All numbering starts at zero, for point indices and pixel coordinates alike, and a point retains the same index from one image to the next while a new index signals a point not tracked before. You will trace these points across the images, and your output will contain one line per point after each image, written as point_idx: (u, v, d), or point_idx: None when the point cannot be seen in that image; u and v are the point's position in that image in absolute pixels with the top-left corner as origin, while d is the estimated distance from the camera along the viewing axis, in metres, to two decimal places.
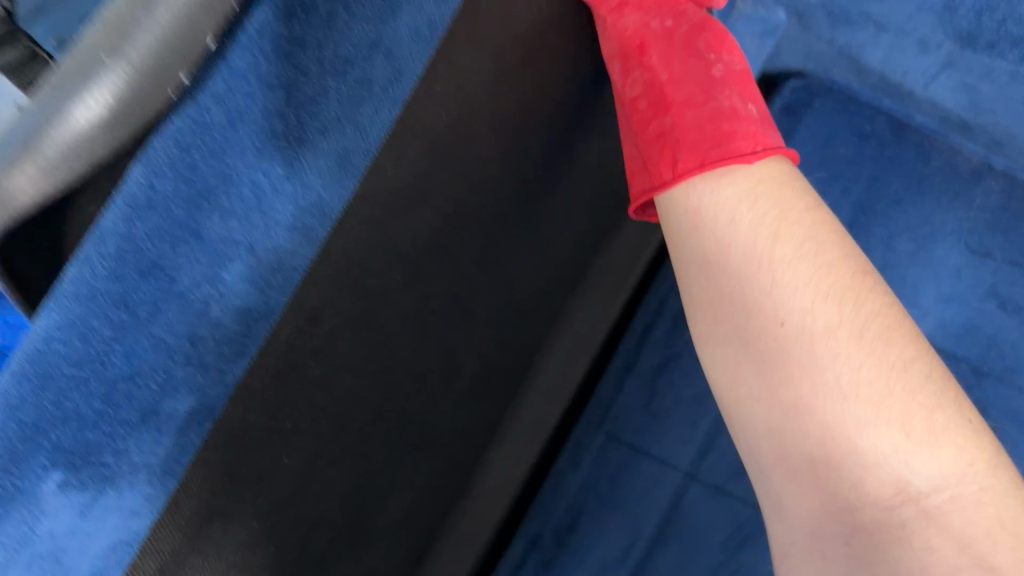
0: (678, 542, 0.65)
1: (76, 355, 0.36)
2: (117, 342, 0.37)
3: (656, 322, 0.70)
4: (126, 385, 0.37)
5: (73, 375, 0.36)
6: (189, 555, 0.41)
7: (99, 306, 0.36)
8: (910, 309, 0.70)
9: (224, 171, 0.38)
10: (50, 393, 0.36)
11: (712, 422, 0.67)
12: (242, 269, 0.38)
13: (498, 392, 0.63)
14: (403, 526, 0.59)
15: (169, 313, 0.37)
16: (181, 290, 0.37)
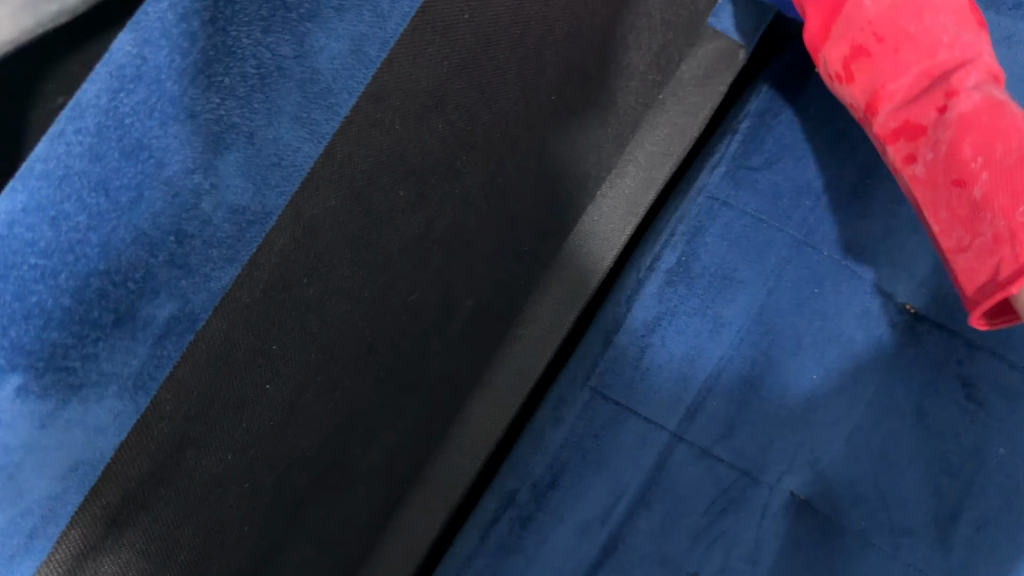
0: (661, 504, 0.63)
1: (43, 242, 0.31)
2: (93, 231, 0.31)
3: (656, 264, 0.66)
4: (99, 279, 0.32)
5: (39, 265, 0.31)
6: (156, 488, 0.38)
7: (74, 189, 0.31)
8: (909, 276, 0.66)
9: (222, 42, 0.33)
10: (11, 284, 0.31)
11: (703, 382, 0.64)
12: (242, 158, 0.34)
13: (487, 341, 0.60)
14: (384, 473, 0.57)
15: (153, 201, 0.32)
16: (167, 176, 0.32)
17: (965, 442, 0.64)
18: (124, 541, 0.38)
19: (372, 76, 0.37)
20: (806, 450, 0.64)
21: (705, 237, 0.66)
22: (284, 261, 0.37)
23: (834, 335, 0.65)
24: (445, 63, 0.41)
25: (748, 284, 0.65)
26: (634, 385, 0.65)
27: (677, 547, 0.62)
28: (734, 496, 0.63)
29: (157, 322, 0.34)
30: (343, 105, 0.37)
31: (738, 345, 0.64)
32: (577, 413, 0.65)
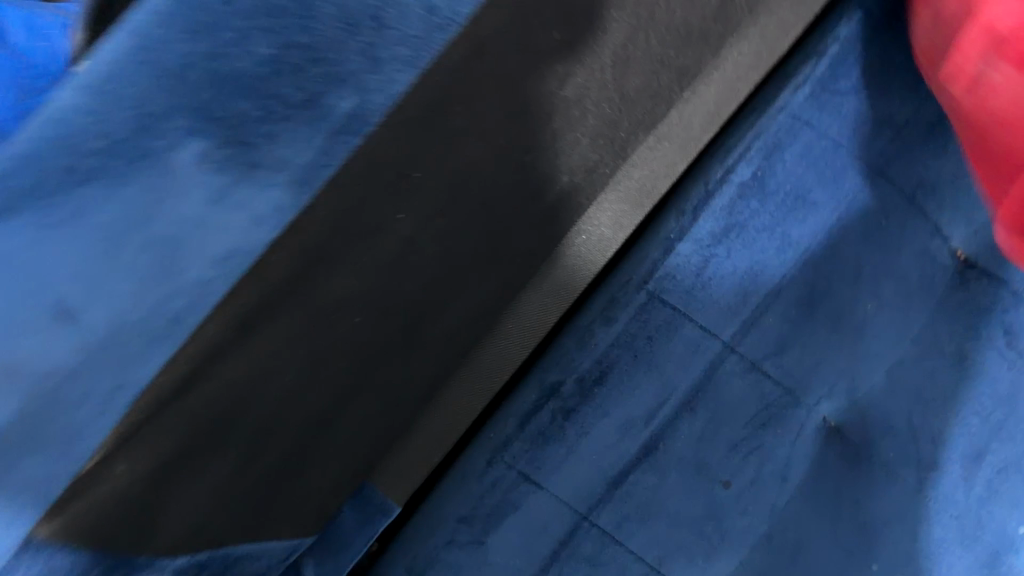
0: (706, 411, 0.63)
1: (213, 114, 0.30)
2: (291, 117, 0.32)
3: (735, 169, 0.66)
4: (278, 81, 0.31)
5: (233, 140, 0.31)
6: (284, 300, 0.37)
7: (209, 59, 0.29)
8: (962, 223, 0.66)
9: None
10: (200, 124, 0.30)
11: (761, 299, 0.64)
12: (421, 9, 0.33)
13: (565, 224, 0.60)
14: (457, 335, 0.56)
15: (336, 75, 0.32)
16: (326, 70, 0.32)
17: (997, 389, 0.65)
18: (249, 342, 0.37)
19: None
20: (851, 377, 0.65)
21: (783, 155, 0.66)
22: (448, 84, 0.37)
23: (894, 270, 0.64)
24: None
25: (820, 207, 0.65)
26: (696, 291, 0.64)
27: (715, 454, 0.63)
28: (774, 413, 0.64)
29: (341, 111, 0.33)
30: None
31: (800, 267, 0.65)
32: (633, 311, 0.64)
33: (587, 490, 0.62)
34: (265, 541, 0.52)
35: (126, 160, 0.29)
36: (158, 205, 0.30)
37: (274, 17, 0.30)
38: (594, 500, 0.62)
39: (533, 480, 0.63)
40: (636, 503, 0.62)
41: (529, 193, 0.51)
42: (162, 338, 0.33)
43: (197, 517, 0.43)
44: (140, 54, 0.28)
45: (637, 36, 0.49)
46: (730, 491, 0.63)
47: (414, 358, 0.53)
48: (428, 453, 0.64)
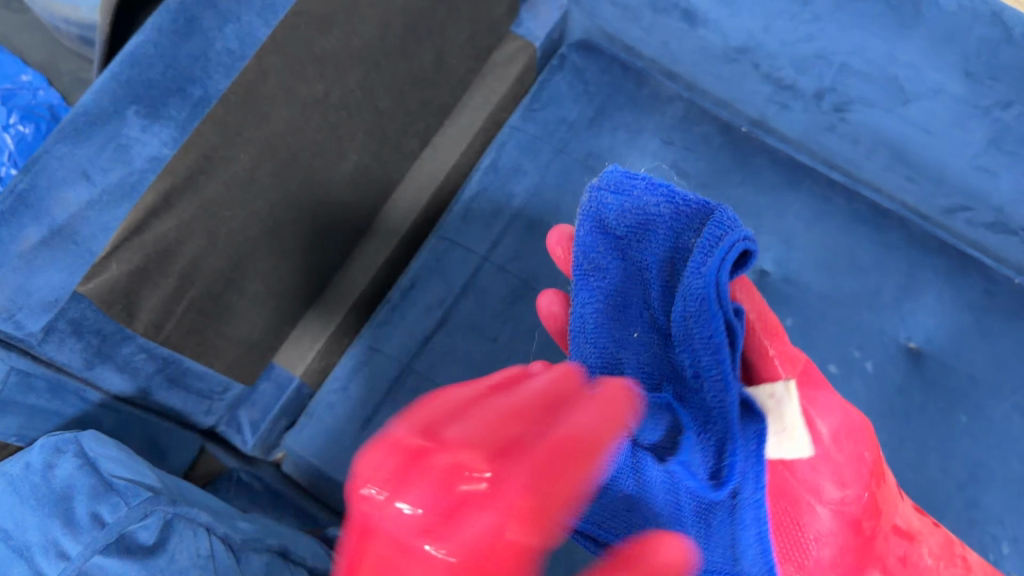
0: (474, 297, 1.05)
1: (142, 98, 0.76)
2: (173, 96, 0.77)
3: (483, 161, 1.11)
4: (168, 85, 0.77)
5: (151, 108, 0.76)
6: (183, 190, 0.80)
7: (142, 78, 0.76)
8: (626, 175, 1.10)
9: (201, 29, 0.77)
10: (142, 103, 0.76)
11: (501, 228, 1.08)
12: (227, 53, 0.79)
13: (373, 192, 1.03)
14: (309, 255, 0.98)
15: (192, 83, 0.78)
16: (187, 79, 0.78)
17: None
18: (172, 212, 0.81)
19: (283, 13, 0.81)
20: (565, 267, 1.05)
21: (506, 147, 1.11)
22: (249, 87, 0.81)
23: (579, 204, 1.08)
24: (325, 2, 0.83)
25: (529, 172, 1.10)
26: (465, 228, 1.08)
27: (485, 321, 1.04)
28: (519, 295, 1.05)
29: (193, 98, 0.78)
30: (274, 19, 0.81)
31: (522, 208, 1.08)
32: (430, 247, 1.08)
33: (406, 349, 1.03)
34: (203, 365, 0.92)
35: (106, 116, 0.75)
36: (121, 132, 0.75)
37: (166, 59, 0.76)
38: (413, 354, 1.03)
39: (376, 348, 1.04)
40: (438, 352, 1.03)
41: (331, 162, 0.94)
42: (125, 197, 0.77)
43: (155, 319, 0.84)
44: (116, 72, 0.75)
45: (374, 74, 0.94)
46: (498, 343, 1.03)
47: (281, 261, 0.95)
48: (310, 342, 1.03)
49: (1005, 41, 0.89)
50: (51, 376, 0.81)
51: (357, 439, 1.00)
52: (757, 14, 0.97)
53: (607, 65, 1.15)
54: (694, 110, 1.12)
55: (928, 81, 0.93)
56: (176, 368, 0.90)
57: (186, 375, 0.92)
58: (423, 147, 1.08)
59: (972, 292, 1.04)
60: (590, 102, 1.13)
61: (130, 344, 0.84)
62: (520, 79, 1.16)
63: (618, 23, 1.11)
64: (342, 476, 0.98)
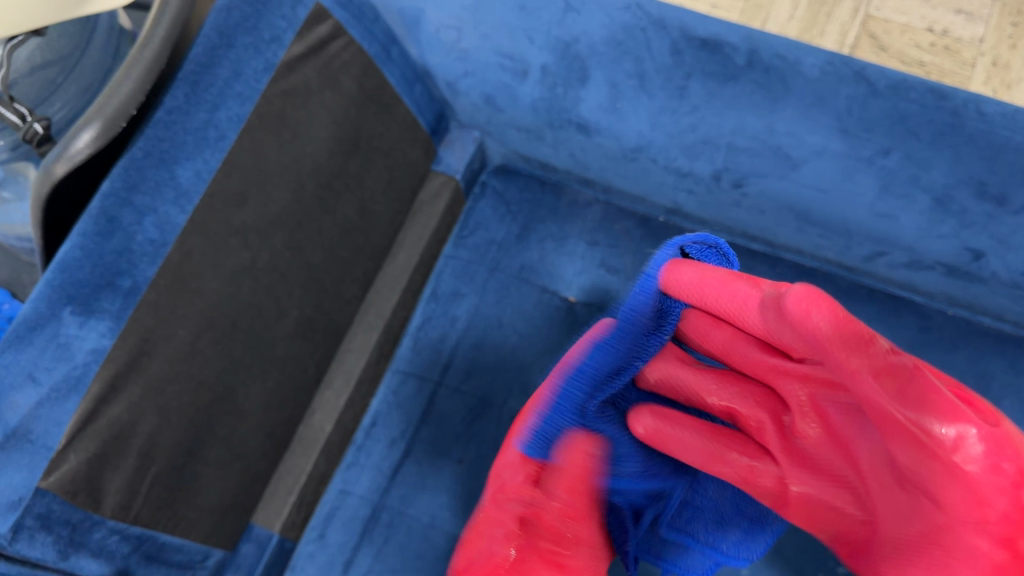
0: (435, 422, 1.09)
1: (74, 298, 0.81)
2: (105, 292, 0.83)
3: (426, 293, 1.18)
4: (101, 283, 0.83)
5: (84, 306, 0.82)
6: (129, 372, 0.86)
7: (77, 281, 0.81)
8: (561, 280, 1.16)
9: (124, 229, 0.84)
10: (78, 303, 0.81)
11: (449, 353, 1.13)
12: (149, 244, 0.86)
13: (321, 342, 1.10)
14: (265, 411, 1.03)
15: (122, 276, 0.84)
16: (116, 274, 0.84)
17: None
18: (121, 395, 0.86)
19: (197, 198, 0.89)
20: (515, 379, 1.10)
21: (444, 275, 1.19)
22: (175, 269, 0.88)
23: (520, 314, 1.14)
24: (235, 181, 0.93)
25: (469, 295, 1.16)
26: (416, 358, 1.14)
27: (449, 444, 1.08)
28: (477, 413, 1.09)
29: (124, 287, 0.85)
30: (191, 205, 0.89)
31: (467, 329, 1.14)
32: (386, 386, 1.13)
33: (377, 485, 1.07)
34: (179, 538, 0.96)
35: (45, 320, 0.80)
36: (62, 332, 0.81)
37: (97, 260, 0.82)
38: (383, 489, 1.07)
39: (350, 493, 1.07)
40: (408, 480, 1.07)
41: (271, 321, 1.01)
42: (72, 390, 0.82)
43: (120, 499, 0.88)
44: (53, 272, 0.80)
45: (299, 234, 1.02)
46: (462, 464, 1.06)
47: (240, 421, 1.00)
48: (286, 496, 1.07)
49: (870, 94, 0.95)
50: (28, 571, 0.82)
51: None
52: (642, 116, 1.04)
53: (525, 184, 1.24)
54: (613, 210, 1.20)
55: (810, 145, 0.98)
56: (152, 545, 0.93)
57: (163, 551, 0.94)
58: (362, 292, 1.15)
59: (907, 331, 1.10)
60: (514, 220, 1.20)
61: (101, 528, 0.88)
62: (450, 210, 1.24)
63: (526, 145, 1.19)
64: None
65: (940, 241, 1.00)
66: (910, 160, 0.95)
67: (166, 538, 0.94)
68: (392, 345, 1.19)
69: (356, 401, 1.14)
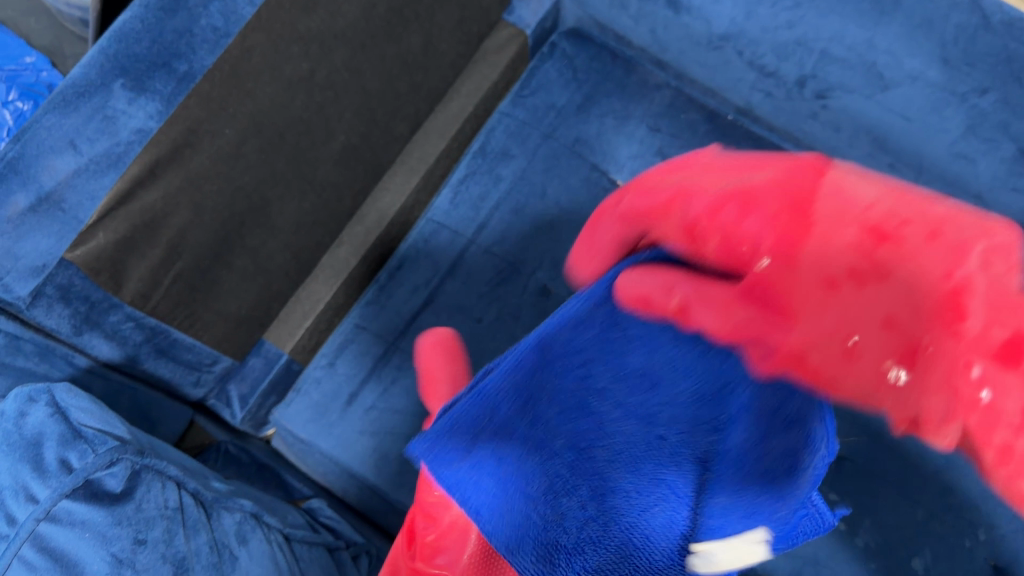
0: (459, 278, 1.08)
1: (127, 72, 0.79)
2: (159, 70, 0.80)
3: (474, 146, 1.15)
4: (157, 62, 0.80)
5: (135, 81, 0.79)
6: (170, 160, 0.82)
7: (133, 55, 0.79)
8: (613, 161, 1.12)
9: (188, 11, 0.81)
10: (130, 77, 0.79)
11: (487, 212, 1.10)
12: (211, 31, 0.82)
13: (360, 175, 1.06)
14: (294, 231, 1.00)
15: (179, 60, 0.81)
16: (173, 55, 0.81)
17: None
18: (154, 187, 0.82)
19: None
20: (550, 251, 1.08)
21: (495, 133, 1.15)
22: (233, 64, 0.84)
23: (565, 186, 1.10)
24: None
25: (516, 157, 1.13)
26: (454, 211, 1.11)
27: (471, 302, 1.07)
28: (504, 278, 1.07)
29: (180, 70, 0.81)
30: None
31: (509, 190, 1.11)
32: (414, 233, 1.11)
33: (393, 327, 1.06)
34: (191, 339, 0.95)
35: (92, 87, 0.78)
36: (108, 103, 0.78)
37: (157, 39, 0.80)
38: (398, 333, 1.06)
39: (364, 331, 1.07)
40: (424, 329, 1.06)
41: (317, 140, 0.97)
42: (111, 166, 0.79)
43: (141, 286, 0.86)
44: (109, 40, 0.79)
45: (360, 55, 0.97)
46: (482, 324, 1.05)
47: (269, 235, 0.97)
48: (301, 321, 1.06)
49: (982, 27, 0.89)
50: (40, 340, 0.83)
51: (341, 419, 1.03)
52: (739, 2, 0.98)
53: (596, 53, 1.17)
54: (681, 98, 1.14)
55: (906, 69, 0.93)
56: (163, 340, 0.92)
57: (173, 348, 0.94)
58: (409, 133, 1.11)
59: None
60: (578, 89, 1.15)
61: (117, 312, 0.86)
62: (513, 64, 1.18)
63: (607, 11, 1.13)
64: (328, 453, 1.02)
65: (1012, 195, 0.95)
66: (1006, 105, 0.89)
67: (178, 336, 0.93)
68: (430, 193, 1.16)
69: (386, 242, 1.12)
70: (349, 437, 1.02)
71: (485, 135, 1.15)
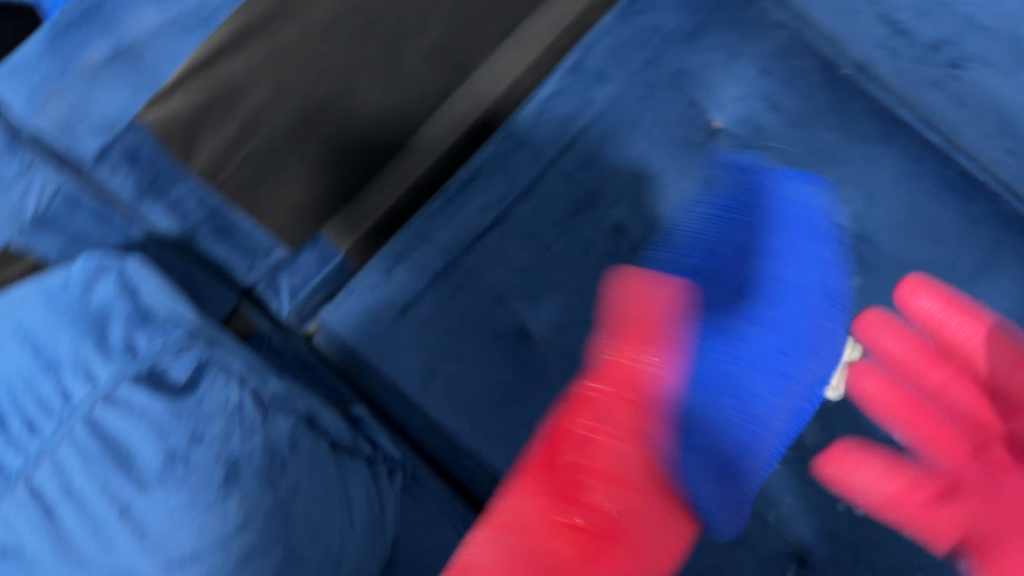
0: (533, 201, 1.02)
1: None
2: None
3: (567, 60, 1.07)
4: None
5: None
6: (259, 29, 0.75)
7: None
8: (714, 101, 1.05)
9: None
10: None
11: (572, 135, 1.04)
12: None
13: (447, 76, 0.99)
14: (371, 126, 0.94)
15: None
16: None
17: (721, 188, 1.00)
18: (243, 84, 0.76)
19: None
20: (632, 188, 1.02)
21: (592, 49, 1.07)
22: None
23: (659, 121, 1.03)
24: None
25: (612, 80, 1.05)
26: (538, 129, 1.05)
27: (542, 228, 1.01)
28: (581, 208, 1.01)
29: None
30: None
31: (599, 115, 1.04)
32: (488, 146, 1.06)
33: (458, 242, 1.01)
34: (252, 224, 0.89)
35: None
36: None
37: None
38: (463, 249, 1.01)
39: (427, 241, 1.02)
40: (489, 249, 1.01)
41: (410, 31, 0.90)
42: (199, 26, 0.72)
43: (213, 167, 0.81)
44: None
45: None
46: (550, 253, 1.00)
47: (345, 126, 0.91)
48: (362, 220, 1.01)
49: None
50: (99, 204, 0.77)
51: (394, 322, 1.00)
52: None
53: None
54: (799, 42, 1.05)
55: None
56: (224, 222, 0.87)
57: (234, 230, 0.89)
58: (504, 38, 1.03)
59: None
60: (690, 15, 1.07)
61: (182, 186, 0.81)
62: None
63: None
64: (374, 360, 0.99)
65: None
66: None
67: (241, 220, 0.88)
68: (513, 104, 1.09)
69: (460, 149, 1.06)
70: (402, 344, 0.99)
71: (581, 50, 1.07)
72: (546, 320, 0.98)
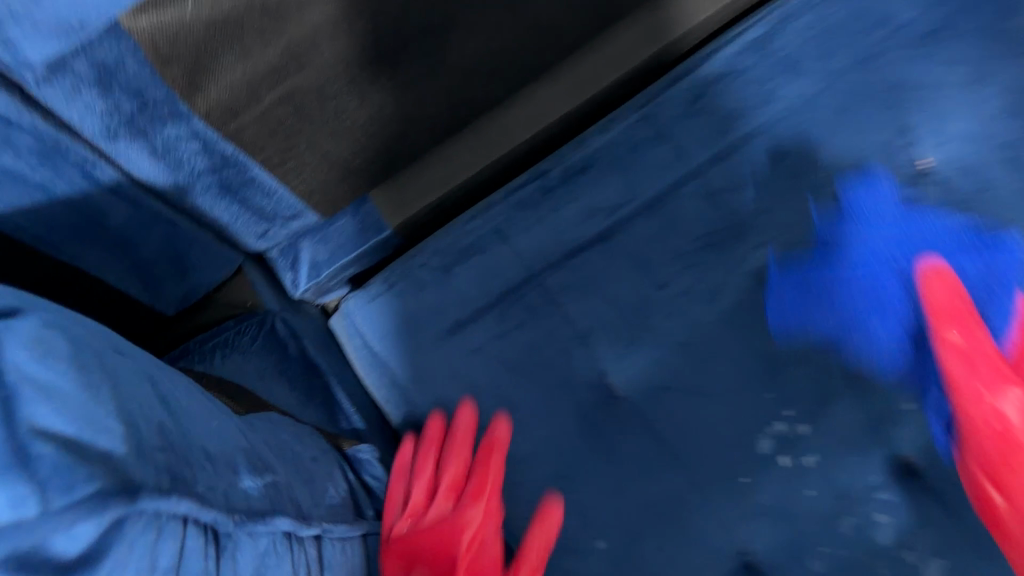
0: (663, 218, 0.74)
1: None
2: None
3: (748, 33, 0.78)
4: None
5: None
6: None
7: None
8: (939, 126, 0.70)
9: None
10: None
11: (733, 139, 0.75)
12: None
13: (575, 16, 0.72)
14: (470, 67, 0.69)
15: None
16: None
17: None
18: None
19: None
20: (795, 230, 0.71)
21: (788, 26, 0.77)
22: None
23: (858, 142, 0.72)
24: None
25: (808, 73, 0.75)
26: (689, 119, 0.76)
27: (660, 257, 0.73)
28: (719, 240, 0.72)
29: None
30: None
31: (777, 120, 0.75)
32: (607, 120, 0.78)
33: (544, 253, 0.75)
34: (275, 181, 0.64)
35: None
36: None
37: None
38: (548, 265, 0.75)
39: (505, 241, 0.76)
40: (585, 270, 0.74)
41: None
42: None
43: (231, 103, 0.55)
44: None
45: None
46: (663, 293, 0.72)
47: (436, 61, 0.66)
48: (427, 189, 0.74)
49: None
50: (48, 133, 0.50)
51: (439, 338, 0.74)
52: None
53: None
54: None
55: None
56: (233, 176, 0.61)
57: (246, 188, 0.63)
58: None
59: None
60: (939, 4, 0.74)
61: (178, 123, 0.54)
62: None
63: None
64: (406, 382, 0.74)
65: None
66: None
67: (257, 175, 0.62)
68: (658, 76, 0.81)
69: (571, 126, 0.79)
70: (445, 373, 0.74)
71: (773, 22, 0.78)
72: (635, 378, 0.70)
